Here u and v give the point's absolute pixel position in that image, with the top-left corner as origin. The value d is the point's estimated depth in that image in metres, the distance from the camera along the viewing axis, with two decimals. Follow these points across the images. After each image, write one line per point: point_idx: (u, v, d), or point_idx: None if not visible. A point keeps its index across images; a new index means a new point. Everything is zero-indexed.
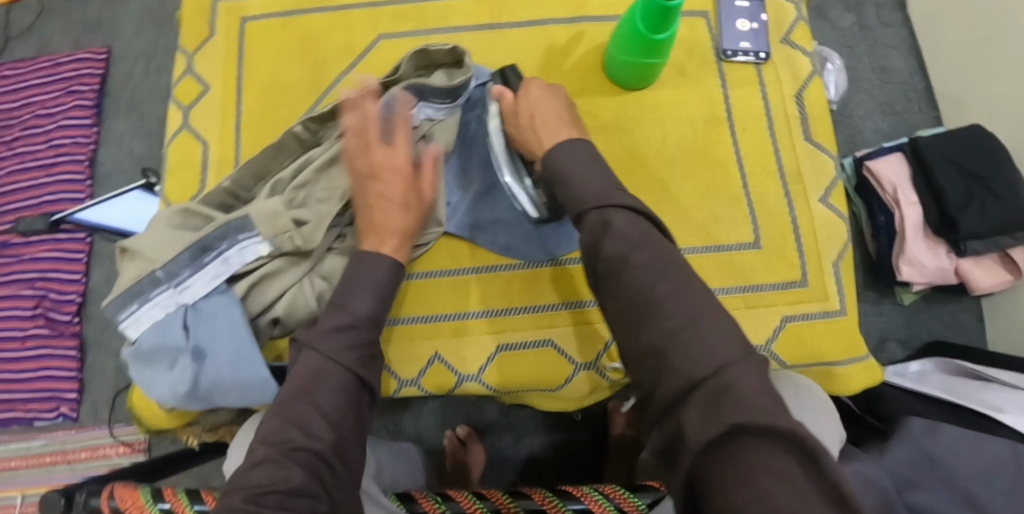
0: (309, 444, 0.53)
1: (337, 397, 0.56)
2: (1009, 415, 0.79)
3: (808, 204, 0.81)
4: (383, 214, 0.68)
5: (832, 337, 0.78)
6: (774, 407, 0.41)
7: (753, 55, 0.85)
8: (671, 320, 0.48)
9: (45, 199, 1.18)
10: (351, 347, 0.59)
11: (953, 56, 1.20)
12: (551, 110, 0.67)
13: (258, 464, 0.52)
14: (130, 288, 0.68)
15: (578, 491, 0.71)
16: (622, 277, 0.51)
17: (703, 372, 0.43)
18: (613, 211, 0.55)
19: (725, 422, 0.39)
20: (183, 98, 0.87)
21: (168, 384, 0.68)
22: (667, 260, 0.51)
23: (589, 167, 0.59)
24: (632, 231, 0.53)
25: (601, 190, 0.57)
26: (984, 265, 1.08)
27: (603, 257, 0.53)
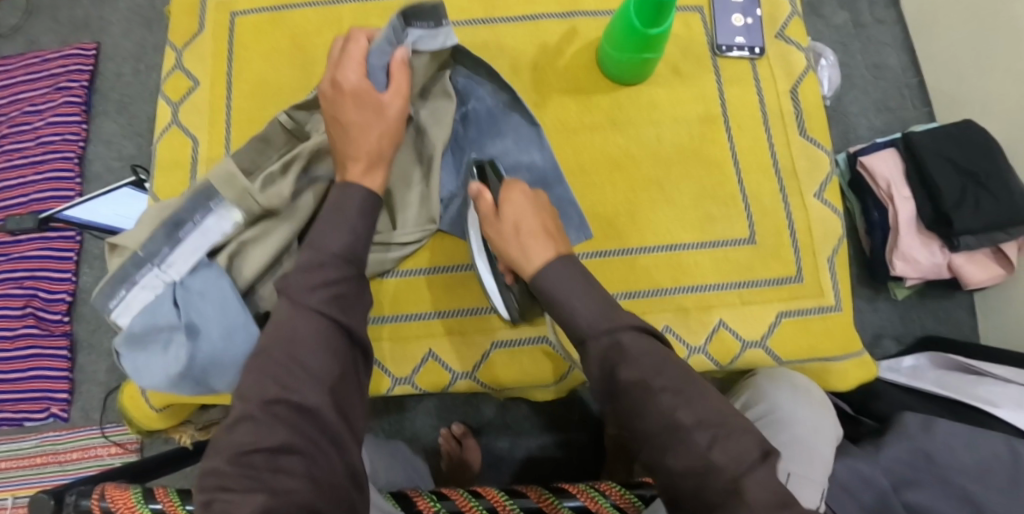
0: (289, 396, 0.53)
1: (318, 347, 0.55)
2: (1003, 409, 0.80)
3: (803, 200, 0.81)
4: (358, 141, 0.67)
5: (827, 332, 0.78)
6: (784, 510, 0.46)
7: (748, 50, 0.85)
8: (695, 440, 0.50)
9: (33, 196, 1.17)
10: (320, 287, 0.57)
11: (946, 52, 1.21)
12: (537, 224, 0.64)
13: (238, 422, 0.52)
14: (115, 273, 0.68)
15: (574, 489, 0.71)
16: (645, 403, 0.52)
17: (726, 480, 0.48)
18: (622, 330, 0.56)
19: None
20: (172, 94, 0.86)
21: (162, 366, 0.66)
22: (681, 378, 0.53)
23: (585, 294, 0.59)
24: (650, 355, 0.54)
25: (599, 316, 0.57)
26: (976, 260, 1.08)
27: (617, 378, 0.54)
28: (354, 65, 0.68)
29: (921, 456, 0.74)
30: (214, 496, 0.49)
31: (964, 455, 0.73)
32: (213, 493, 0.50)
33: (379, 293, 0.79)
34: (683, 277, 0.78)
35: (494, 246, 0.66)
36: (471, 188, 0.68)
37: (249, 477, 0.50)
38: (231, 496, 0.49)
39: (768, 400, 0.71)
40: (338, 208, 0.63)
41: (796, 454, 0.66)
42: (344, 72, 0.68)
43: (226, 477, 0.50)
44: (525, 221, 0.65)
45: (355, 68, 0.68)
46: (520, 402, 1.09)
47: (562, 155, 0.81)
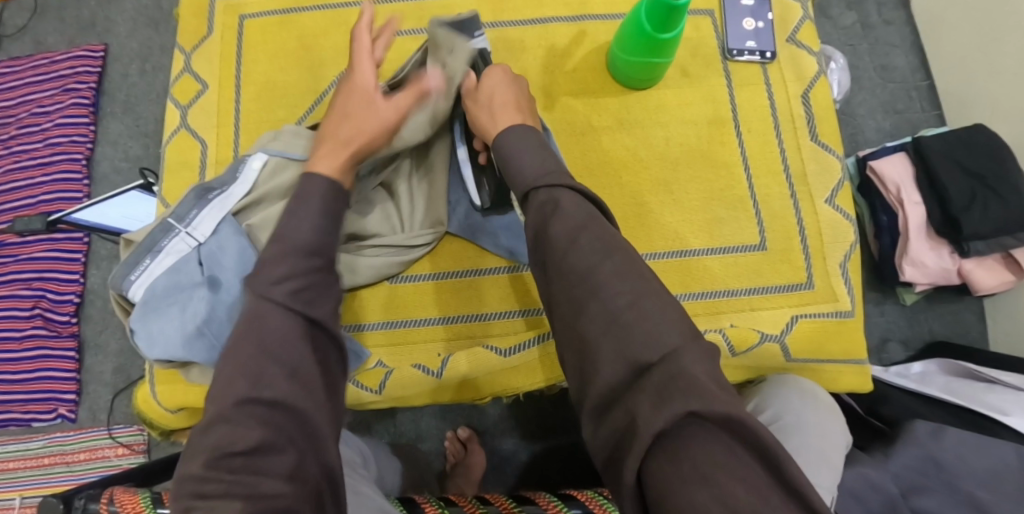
0: (262, 393, 0.50)
1: (283, 331, 0.53)
2: (1014, 418, 0.79)
3: (814, 205, 0.80)
4: (336, 127, 0.66)
5: (840, 336, 0.77)
6: (723, 392, 0.41)
7: (758, 55, 0.84)
8: (612, 301, 0.46)
9: (42, 198, 1.17)
10: (287, 281, 0.54)
11: (957, 55, 1.20)
12: (511, 96, 0.65)
13: (210, 425, 0.49)
14: (143, 241, 0.67)
15: (582, 496, 0.70)
16: (567, 256, 0.49)
17: (655, 356, 0.42)
18: (560, 189, 0.54)
19: (679, 408, 0.39)
20: (181, 97, 0.86)
21: (179, 325, 0.65)
22: (610, 243, 0.49)
23: (534, 152, 0.58)
24: (579, 214, 0.51)
25: (550, 168, 0.57)
26: (986, 266, 1.07)
27: (548, 237, 0.51)
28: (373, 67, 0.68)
29: (930, 464, 0.74)
30: (191, 504, 0.47)
31: (975, 463, 0.72)
32: (190, 502, 0.47)
33: (386, 296, 0.79)
34: (692, 282, 0.78)
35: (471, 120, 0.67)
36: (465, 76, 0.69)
37: (226, 481, 0.47)
38: (210, 502, 0.47)
39: (775, 407, 0.70)
40: (303, 199, 0.60)
41: (810, 463, 0.64)
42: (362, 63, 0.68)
43: (205, 481, 0.47)
44: (499, 97, 0.66)
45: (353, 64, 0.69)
46: (525, 405, 1.09)
47: (572, 157, 0.81)
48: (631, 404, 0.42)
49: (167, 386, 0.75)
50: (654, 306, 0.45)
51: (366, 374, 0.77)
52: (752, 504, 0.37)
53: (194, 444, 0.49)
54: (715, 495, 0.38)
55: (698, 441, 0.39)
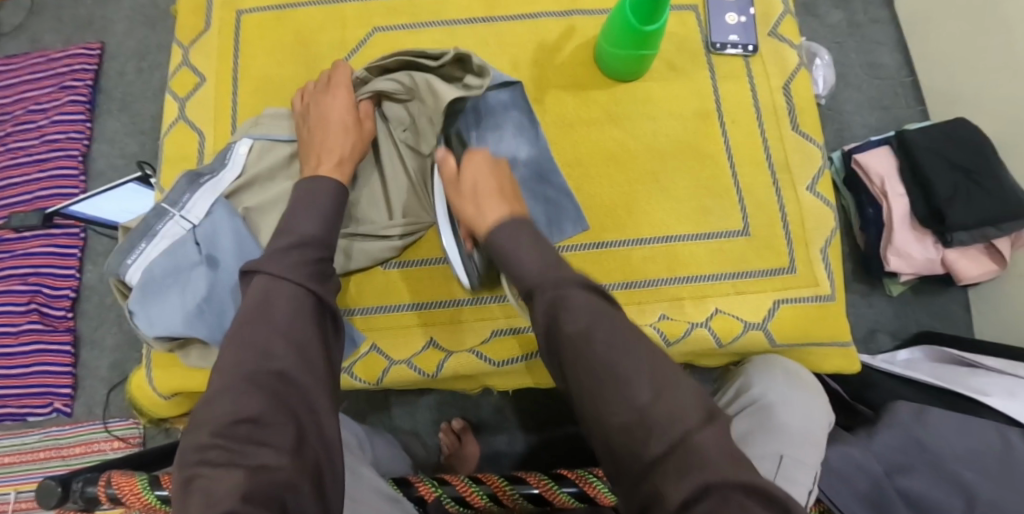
0: (270, 364, 0.53)
1: (293, 312, 0.56)
2: (993, 398, 0.81)
3: (795, 192, 0.82)
4: (323, 137, 0.72)
5: (823, 320, 0.78)
6: (733, 462, 0.44)
7: (741, 48, 0.86)
8: (633, 392, 0.47)
9: (38, 194, 1.18)
10: (302, 264, 0.59)
11: (940, 52, 1.23)
12: (493, 185, 0.65)
13: (216, 396, 0.51)
14: (138, 226, 0.69)
15: (573, 474, 0.72)
16: (580, 351, 0.50)
17: (670, 444, 0.44)
18: (568, 287, 0.54)
19: (699, 486, 0.42)
20: (179, 90, 0.87)
21: (179, 305, 0.67)
22: (624, 336, 0.50)
23: (532, 248, 0.58)
24: (590, 307, 0.52)
25: (544, 266, 0.57)
26: (970, 255, 1.10)
27: (563, 336, 0.51)
28: (345, 79, 0.76)
29: (914, 444, 0.75)
30: (195, 472, 0.48)
31: (957, 444, 0.74)
32: (193, 470, 0.48)
33: (379, 282, 0.80)
34: (679, 268, 0.80)
35: (454, 209, 0.67)
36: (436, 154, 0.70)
37: (230, 449, 0.49)
38: (212, 469, 0.48)
39: (761, 385, 0.72)
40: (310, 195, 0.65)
41: (798, 441, 0.66)
42: (335, 76, 0.77)
43: (206, 449, 0.48)
44: (481, 184, 0.66)
45: (326, 84, 0.77)
46: (519, 397, 1.10)
47: (561, 148, 0.83)
48: (653, 480, 0.44)
49: (164, 371, 0.75)
50: (670, 389, 0.47)
51: (362, 363, 0.78)
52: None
53: (199, 417, 0.51)
54: None
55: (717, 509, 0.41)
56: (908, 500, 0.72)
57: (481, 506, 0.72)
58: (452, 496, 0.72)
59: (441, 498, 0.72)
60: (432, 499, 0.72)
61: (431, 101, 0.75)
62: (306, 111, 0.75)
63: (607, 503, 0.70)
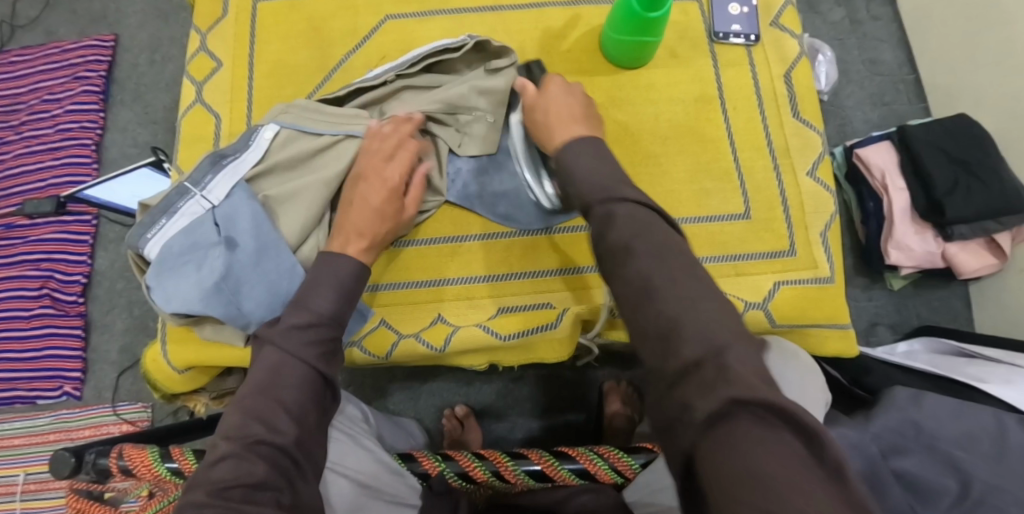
0: (273, 437, 0.54)
1: (299, 387, 0.57)
2: (991, 384, 0.82)
3: (795, 177, 0.84)
4: (357, 216, 0.70)
5: (822, 303, 0.80)
6: (767, 386, 0.42)
7: (743, 37, 0.88)
8: (668, 302, 0.48)
9: (51, 181, 1.21)
10: (314, 343, 0.60)
11: (941, 49, 1.24)
12: (563, 109, 0.68)
13: (220, 460, 0.52)
14: (160, 203, 0.71)
15: (575, 451, 0.72)
16: (623, 263, 0.51)
17: (703, 352, 0.44)
18: (617, 204, 0.55)
19: (725, 398, 0.41)
20: (197, 74, 0.89)
21: (195, 281, 0.68)
22: (668, 248, 0.51)
23: (596, 161, 0.61)
24: (638, 222, 0.53)
25: (599, 183, 0.58)
26: (970, 249, 1.10)
27: (606, 249, 0.53)
28: (408, 142, 0.74)
29: (911, 427, 0.76)
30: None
31: (952, 426, 0.75)
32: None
33: (393, 260, 0.81)
34: None
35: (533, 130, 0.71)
36: (517, 82, 0.74)
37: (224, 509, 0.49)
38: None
39: None
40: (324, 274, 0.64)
41: None
42: (393, 164, 0.73)
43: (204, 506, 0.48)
44: (555, 111, 0.69)
45: (386, 154, 0.73)
46: (522, 385, 1.11)
47: None
48: (679, 391, 0.44)
49: (180, 345, 0.77)
50: (701, 304, 0.47)
51: (371, 337, 0.79)
52: (792, 478, 0.38)
53: (196, 478, 0.52)
54: (753, 469, 0.39)
55: (745, 425, 0.40)
56: (907, 483, 0.70)
57: (484, 481, 0.72)
58: (455, 471, 0.72)
59: (444, 472, 0.73)
60: (434, 473, 0.73)
61: (481, 101, 0.79)
62: (352, 182, 0.73)
63: (608, 480, 0.72)
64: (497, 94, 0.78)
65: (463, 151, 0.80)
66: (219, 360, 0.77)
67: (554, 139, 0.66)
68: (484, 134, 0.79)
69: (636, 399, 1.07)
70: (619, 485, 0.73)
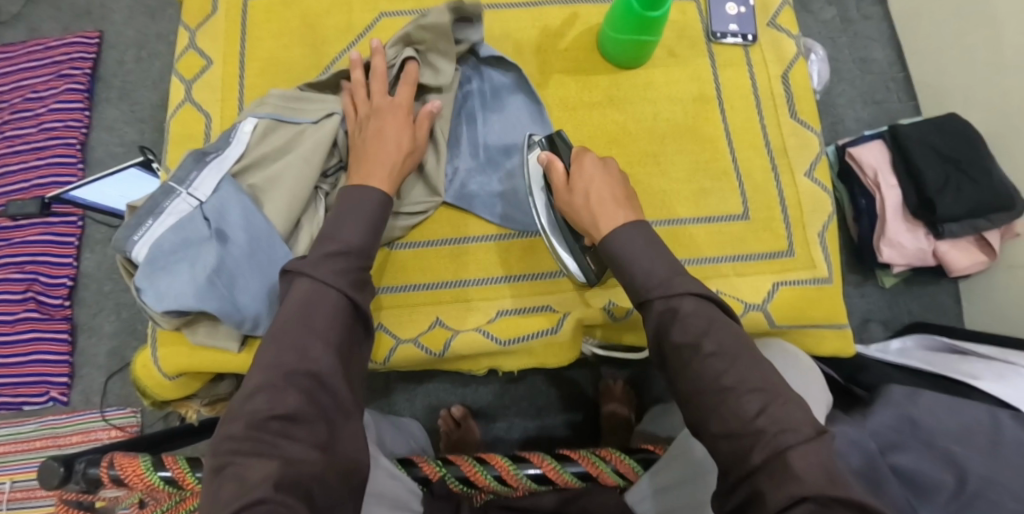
0: (307, 365, 0.53)
1: (333, 315, 0.56)
2: (984, 381, 0.82)
3: (793, 178, 0.84)
4: (377, 147, 0.69)
5: (820, 302, 0.80)
6: (830, 478, 0.47)
7: (741, 37, 0.88)
8: (744, 406, 0.52)
9: (35, 182, 1.18)
10: (344, 271, 0.59)
11: (932, 48, 1.25)
12: (608, 193, 0.66)
13: (254, 392, 0.51)
14: (144, 203, 0.69)
15: (575, 454, 0.72)
16: (693, 363, 0.55)
17: (773, 454, 0.49)
18: (679, 297, 0.58)
19: (794, 496, 0.46)
20: (186, 72, 0.87)
21: (187, 277, 0.66)
22: (735, 346, 0.55)
23: (647, 256, 0.61)
24: (702, 320, 0.56)
25: (657, 274, 0.60)
26: (961, 247, 1.11)
27: (672, 345, 0.57)
28: (411, 78, 0.75)
29: (907, 423, 0.76)
30: (229, 460, 0.48)
31: (948, 421, 0.75)
32: (227, 458, 0.48)
33: (391, 264, 0.80)
34: (681, 249, 0.81)
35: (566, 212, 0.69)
36: (543, 157, 0.71)
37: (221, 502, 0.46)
38: (244, 459, 0.48)
39: None
40: (352, 205, 0.64)
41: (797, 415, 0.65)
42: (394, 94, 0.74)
43: (240, 440, 0.49)
44: (596, 192, 0.67)
45: (383, 94, 0.74)
46: (519, 384, 1.11)
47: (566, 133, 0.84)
48: (753, 483, 0.49)
49: (170, 349, 0.75)
50: (777, 404, 0.52)
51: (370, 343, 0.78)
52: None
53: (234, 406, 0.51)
54: None
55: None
56: (902, 477, 0.71)
57: (485, 486, 0.72)
58: (457, 475, 0.73)
59: (445, 477, 0.73)
60: (436, 479, 0.73)
61: (427, 36, 0.76)
62: (363, 122, 0.73)
63: (610, 483, 0.71)
64: (445, 26, 0.76)
65: (423, 81, 0.77)
66: (212, 368, 0.75)
67: (599, 229, 0.65)
68: (444, 68, 0.78)
69: (634, 397, 1.08)
70: (621, 487, 0.73)
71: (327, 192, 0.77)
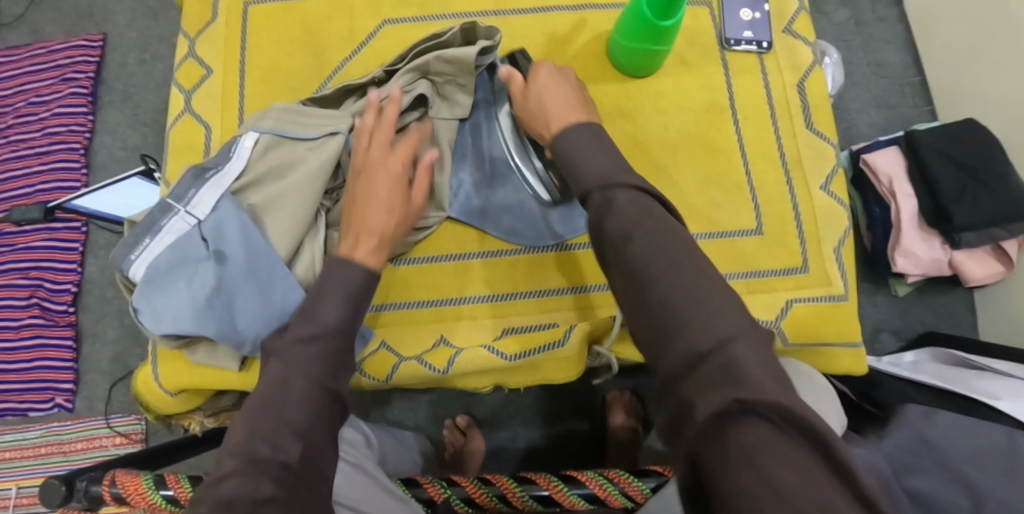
0: (277, 453, 0.49)
1: (304, 402, 0.53)
2: (1003, 401, 0.80)
3: (809, 192, 0.82)
4: (366, 214, 0.68)
5: (835, 320, 0.78)
6: (775, 383, 0.38)
7: (755, 44, 0.85)
8: (670, 288, 0.44)
9: (39, 187, 1.17)
10: (320, 358, 0.56)
11: (949, 51, 1.22)
12: (561, 97, 0.66)
13: (224, 477, 0.46)
14: (142, 221, 0.67)
15: (583, 476, 0.71)
16: (622, 253, 0.48)
17: (705, 348, 0.40)
18: (617, 191, 0.52)
19: (726, 397, 0.36)
20: (185, 81, 0.86)
21: (185, 298, 0.65)
22: (670, 236, 0.47)
23: (595, 149, 0.58)
24: (635, 210, 0.49)
25: (603, 171, 0.55)
26: (977, 257, 1.09)
27: (607, 239, 0.50)
28: (416, 134, 0.74)
29: (924, 446, 0.74)
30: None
31: (967, 445, 0.73)
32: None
33: (396, 280, 0.79)
34: None
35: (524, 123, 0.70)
36: (502, 70, 0.72)
37: None
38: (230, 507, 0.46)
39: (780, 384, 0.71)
40: (334, 280, 0.63)
41: None
42: (397, 148, 0.72)
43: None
44: (549, 98, 0.67)
45: (383, 145, 0.71)
46: (524, 394, 1.09)
47: None
48: (682, 387, 0.40)
49: (170, 365, 0.74)
50: (709, 294, 0.43)
51: (373, 360, 0.77)
52: (803, 490, 0.33)
53: (199, 495, 0.46)
54: (757, 476, 0.34)
55: (750, 429, 0.35)
56: (919, 502, 0.70)
57: (489, 506, 0.71)
58: (461, 497, 0.71)
59: (450, 499, 0.71)
60: (440, 500, 0.72)
61: (450, 69, 0.75)
62: (354, 177, 0.71)
63: (617, 505, 0.70)
64: (467, 63, 0.74)
65: (437, 117, 0.78)
66: (213, 386, 0.74)
67: (552, 128, 0.64)
68: (461, 100, 0.78)
69: (639, 408, 1.06)
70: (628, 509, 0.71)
71: (329, 211, 0.76)
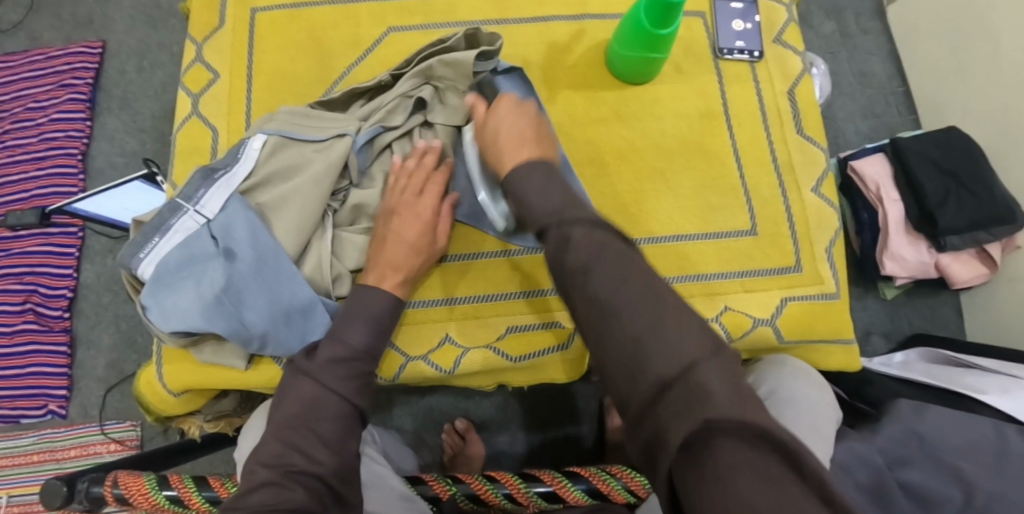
0: (310, 466, 0.56)
1: (335, 421, 0.60)
2: (989, 395, 0.82)
3: (800, 194, 0.84)
4: (392, 250, 0.70)
5: (828, 317, 0.80)
6: (744, 406, 0.38)
7: (747, 54, 0.88)
8: (630, 326, 0.43)
9: (35, 192, 1.17)
10: (343, 376, 0.62)
11: (930, 63, 1.26)
12: (519, 131, 0.60)
13: (255, 487, 0.53)
14: (152, 221, 0.68)
15: (587, 472, 0.72)
16: (583, 289, 0.46)
17: (670, 374, 0.40)
18: (571, 224, 0.49)
19: (698, 420, 0.37)
20: (192, 85, 0.87)
21: (194, 297, 0.66)
22: (629, 266, 0.45)
23: (542, 187, 0.53)
24: (594, 241, 0.47)
25: (550, 203, 0.51)
26: (962, 259, 1.12)
27: (566, 272, 0.47)
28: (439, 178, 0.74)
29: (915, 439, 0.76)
30: None
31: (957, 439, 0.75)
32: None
33: None
34: (690, 265, 0.81)
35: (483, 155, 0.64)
36: (468, 98, 0.67)
37: None
38: None
39: (770, 382, 0.74)
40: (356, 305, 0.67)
41: (804, 431, 0.67)
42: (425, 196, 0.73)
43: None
44: (503, 130, 0.61)
45: (416, 190, 0.73)
46: (521, 397, 1.10)
47: (570, 146, 0.84)
48: (654, 415, 0.40)
49: (175, 366, 0.74)
50: (671, 324, 0.42)
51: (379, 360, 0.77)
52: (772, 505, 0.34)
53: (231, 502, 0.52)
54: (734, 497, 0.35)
55: (721, 456, 0.36)
56: (911, 493, 0.70)
57: (495, 503, 0.72)
58: (466, 494, 0.72)
59: (455, 496, 0.72)
60: (446, 498, 0.72)
61: (449, 72, 0.77)
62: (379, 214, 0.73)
63: (620, 500, 0.70)
64: (464, 67, 0.76)
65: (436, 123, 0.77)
66: (211, 385, 0.74)
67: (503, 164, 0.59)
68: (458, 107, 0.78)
69: None
70: (630, 505, 0.73)
71: (336, 211, 0.77)
